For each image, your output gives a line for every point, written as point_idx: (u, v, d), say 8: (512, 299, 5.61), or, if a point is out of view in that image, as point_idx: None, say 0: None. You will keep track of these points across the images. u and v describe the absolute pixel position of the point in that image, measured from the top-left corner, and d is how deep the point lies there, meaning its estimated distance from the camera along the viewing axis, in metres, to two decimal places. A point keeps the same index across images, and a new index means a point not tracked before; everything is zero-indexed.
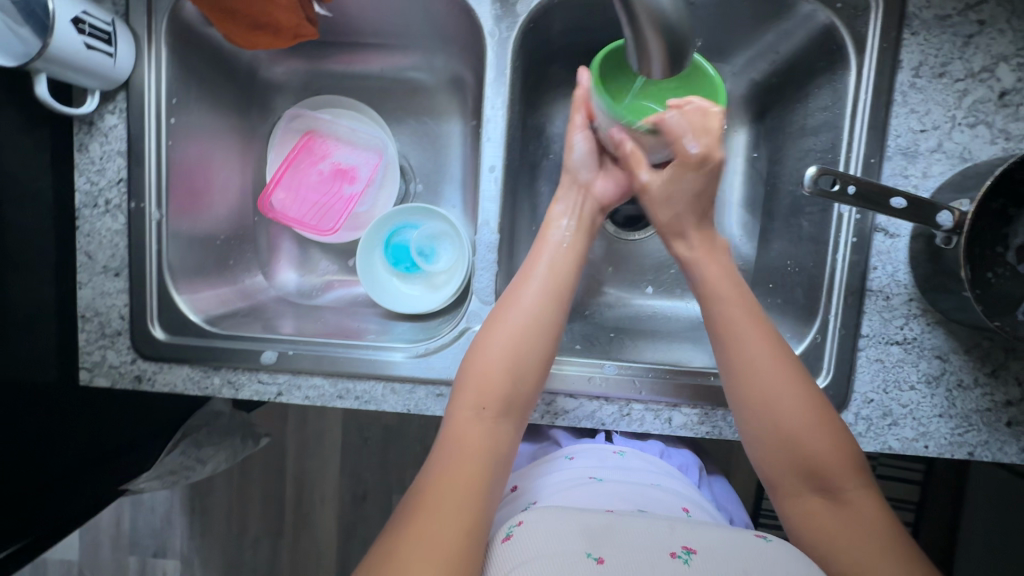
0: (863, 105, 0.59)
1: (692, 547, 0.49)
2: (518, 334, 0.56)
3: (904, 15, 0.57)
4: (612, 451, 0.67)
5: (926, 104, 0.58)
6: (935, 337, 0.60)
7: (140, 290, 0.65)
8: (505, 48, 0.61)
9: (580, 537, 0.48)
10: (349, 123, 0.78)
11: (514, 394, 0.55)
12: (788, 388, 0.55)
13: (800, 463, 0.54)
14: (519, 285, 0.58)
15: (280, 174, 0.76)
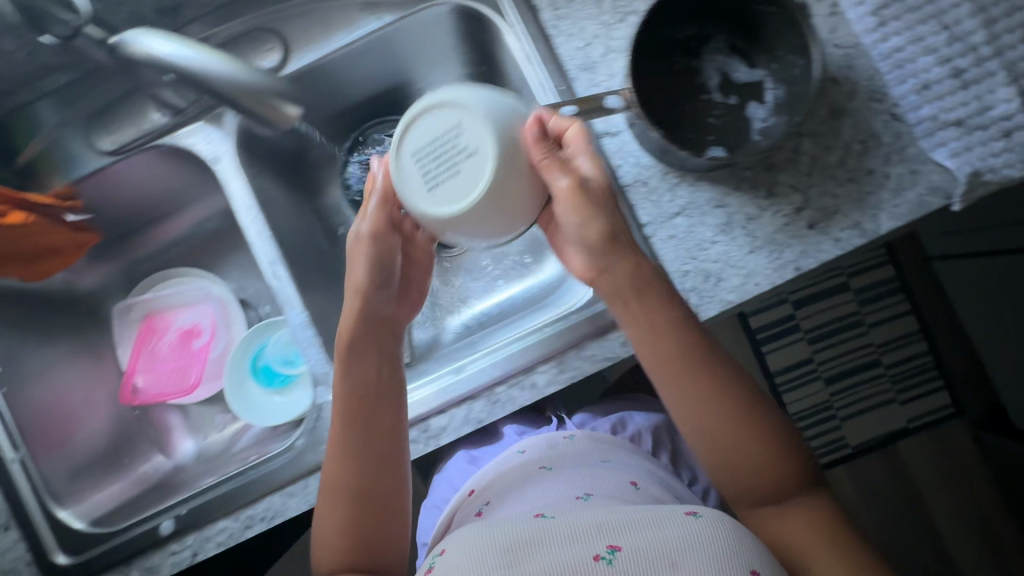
0: (531, 53, 0.66)
1: (616, 546, 0.50)
2: (356, 443, 0.60)
3: None
4: (561, 436, 0.74)
5: (577, 25, 0.65)
6: (704, 193, 0.64)
7: (30, 532, 0.66)
8: (230, 166, 0.69)
9: (498, 559, 0.51)
10: (178, 289, 0.84)
11: (367, 494, 0.60)
12: (718, 411, 0.56)
13: (745, 476, 0.56)
14: (357, 388, 0.61)
15: (134, 362, 0.81)
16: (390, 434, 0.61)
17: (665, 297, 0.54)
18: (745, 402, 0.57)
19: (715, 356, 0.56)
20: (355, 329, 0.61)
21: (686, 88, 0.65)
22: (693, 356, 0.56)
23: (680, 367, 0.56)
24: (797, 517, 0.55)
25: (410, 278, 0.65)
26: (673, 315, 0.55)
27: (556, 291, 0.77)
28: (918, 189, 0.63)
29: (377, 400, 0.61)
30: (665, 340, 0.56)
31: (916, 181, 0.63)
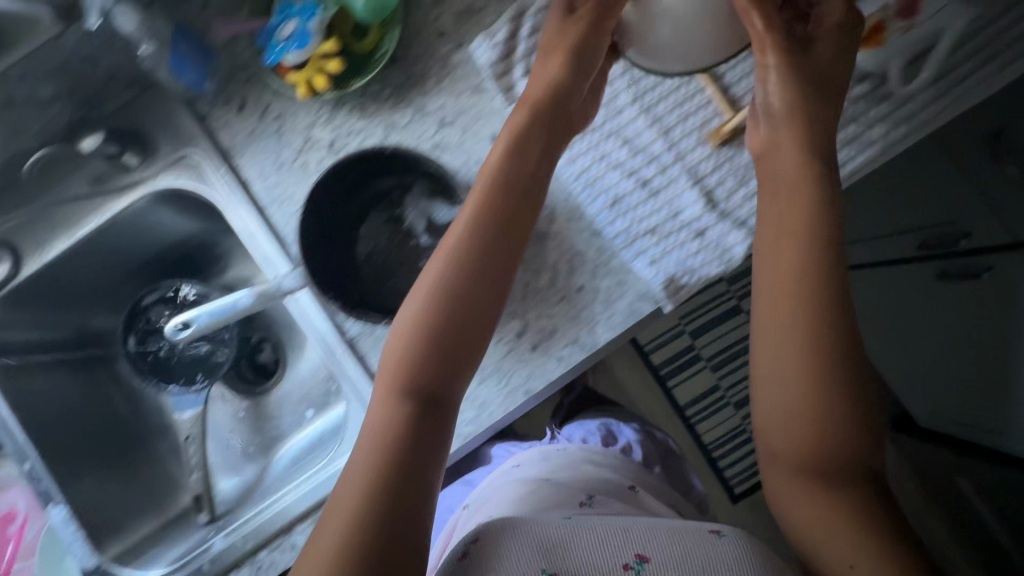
0: (244, 223, 0.68)
1: (646, 555, 0.53)
2: (422, 428, 0.49)
3: (227, 150, 0.69)
4: (512, 464, 1.09)
5: (287, 190, 0.68)
6: None
7: None
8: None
9: (539, 556, 0.53)
10: None
11: (411, 471, 0.47)
12: (814, 299, 0.53)
13: (797, 423, 0.52)
14: (434, 321, 0.53)
15: None
16: (442, 440, 0.50)
17: (801, 157, 0.57)
18: (835, 279, 0.54)
19: (829, 223, 0.56)
20: (470, 246, 0.55)
21: (397, 238, 0.68)
22: (814, 216, 0.56)
23: (788, 244, 0.56)
24: (845, 469, 0.50)
25: (502, 228, 0.56)
26: (803, 153, 0.57)
27: (332, 439, 0.80)
28: (627, 298, 0.66)
29: (449, 381, 0.52)
30: (802, 213, 0.56)
31: (625, 291, 0.66)
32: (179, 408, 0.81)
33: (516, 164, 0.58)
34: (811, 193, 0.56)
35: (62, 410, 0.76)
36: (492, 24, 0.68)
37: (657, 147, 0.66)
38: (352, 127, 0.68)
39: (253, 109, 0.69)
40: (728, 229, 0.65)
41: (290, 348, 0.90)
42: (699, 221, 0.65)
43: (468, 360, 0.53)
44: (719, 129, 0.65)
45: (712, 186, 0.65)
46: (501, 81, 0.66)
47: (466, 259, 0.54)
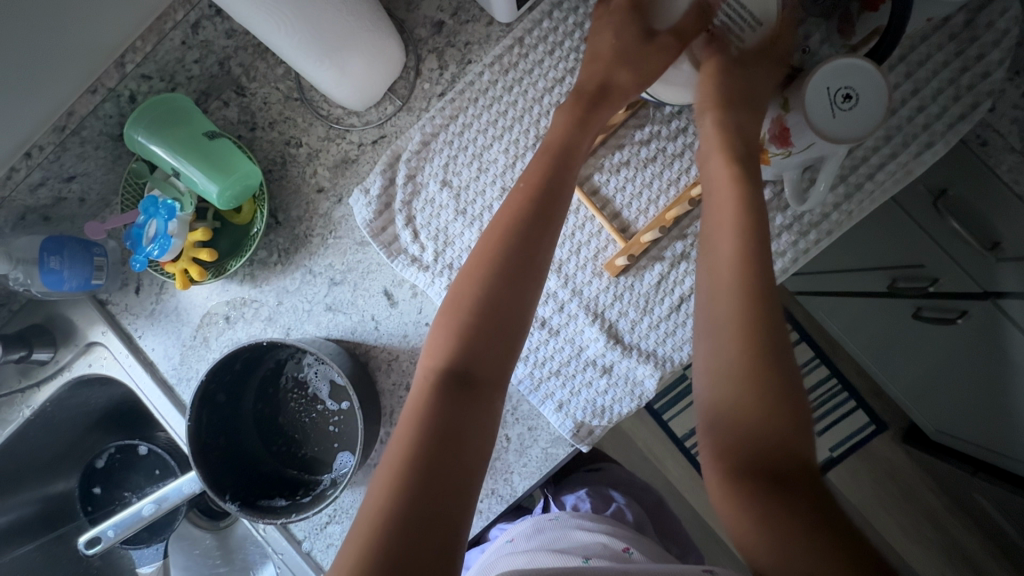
0: (158, 407, 0.69)
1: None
2: (441, 482, 0.42)
3: (131, 334, 0.70)
4: (505, 541, 0.76)
5: (193, 369, 0.69)
6: (348, 496, 0.66)
7: None
8: None
9: None
10: None
11: (410, 535, 0.39)
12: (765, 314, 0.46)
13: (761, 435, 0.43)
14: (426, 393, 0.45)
15: None
16: (464, 504, 0.42)
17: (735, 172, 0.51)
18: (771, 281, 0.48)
19: (765, 245, 0.48)
20: (468, 313, 0.48)
21: (302, 402, 0.67)
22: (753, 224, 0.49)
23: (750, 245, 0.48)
24: (796, 511, 0.40)
25: (513, 257, 0.50)
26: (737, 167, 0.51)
27: None
28: (541, 444, 0.63)
29: (468, 443, 0.44)
30: (748, 226, 0.48)
31: (537, 437, 0.63)
32: (139, 564, 0.88)
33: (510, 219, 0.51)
34: (748, 191, 0.50)
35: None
36: (368, 174, 0.67)
37: (552, 283, 0.63)
38: (246, 297, 0.68)
39: (149, 291, 0.69)
40: (635, 363, 0.61)
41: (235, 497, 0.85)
42: (604, 358, 0.62)
43: (482, 439, 0.45)
44: (612, 260, 0.61)
45: (613, 319, 0.62)
46: (382, 235, 0.65)
47: (462, 344, 0.47)
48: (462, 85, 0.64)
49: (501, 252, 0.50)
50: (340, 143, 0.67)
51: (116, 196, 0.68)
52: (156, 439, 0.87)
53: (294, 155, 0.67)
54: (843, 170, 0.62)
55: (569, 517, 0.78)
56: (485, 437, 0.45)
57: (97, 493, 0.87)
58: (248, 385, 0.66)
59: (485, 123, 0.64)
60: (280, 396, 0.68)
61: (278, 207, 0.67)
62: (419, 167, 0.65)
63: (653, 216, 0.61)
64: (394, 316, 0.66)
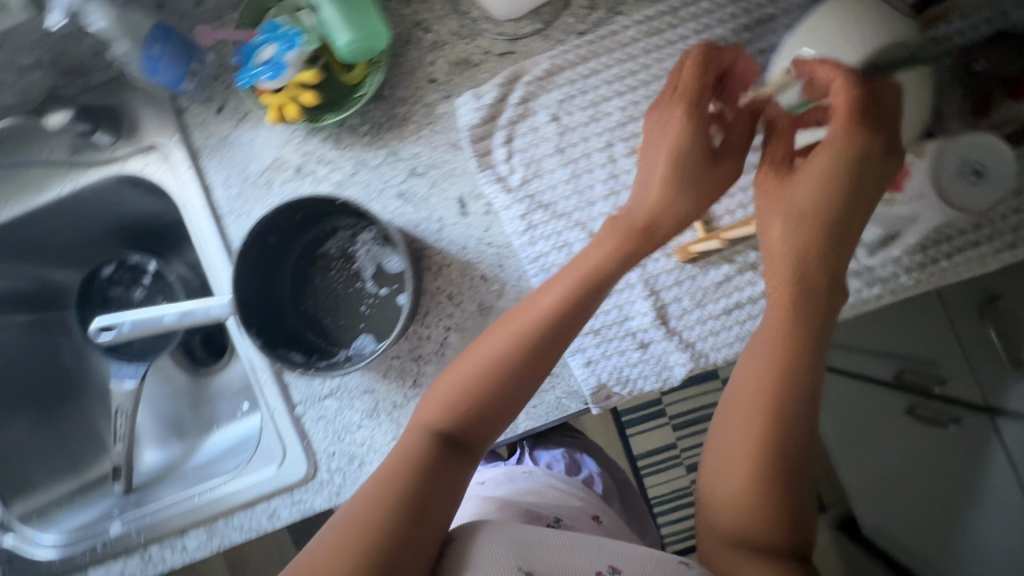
0: (200, 228, 0.69)
1: (618, 568, 0.51)
2: (442, 473, 0.48)
3: (197, 151, 0.69)
4: (476, 482, 0.78)
5: (247, 206, 0.68)
6: (355, 377, 0.66)
7: None
8: None
9: (514, 556, 0.49)
10: None
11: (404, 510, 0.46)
12: (778, 409, 0.50)
13: (761, 519, 0.48)
14: (452, 401, 0.51)
15: None
16: (456, 494, 0.48)
17: (785, 284, 0.52)
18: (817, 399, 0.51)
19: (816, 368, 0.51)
20: (528, 332, 0.52)
21: (343, 275, 0.68)
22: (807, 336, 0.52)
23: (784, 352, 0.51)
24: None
25: (584, 294, 0.53)
26: (793, 272, 0.52)
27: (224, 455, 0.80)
28: (557, 392, 0.64)
29: (473, 444, 0.51)
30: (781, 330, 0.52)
31: (555, 384, 0.64)
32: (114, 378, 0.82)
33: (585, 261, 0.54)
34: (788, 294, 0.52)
35: (3, 356, 0.79)
36: (484, 82, 0.66)
37: None
38: (324, 156, 0.67)
39: (230, 115, 0.68)
40: (672, 348, 0.63)
41: None
42: (645, 333, 0.63)
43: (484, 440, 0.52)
44: (687, 246, 0.62)
45: (666, 301, 0.63)
46: (478, 145, 0.65)
47: (508, 357, 0.52)
48: (606, 32, 0.64)
49: (576, 279, 0.53)
50: (467, 43, 0.66)
51: (231, 12, 0.66)
52: (169, 265, 0.86)
53: (419, 37, 0.66)
54: (927, 242, 0.63)
55: (543, 474, 0.80)
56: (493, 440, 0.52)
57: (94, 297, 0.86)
58: (298, 239, 0.66)
59: (614, 75, 0.64)
60: (323, 262, 0.68)
61: (386, 82, 0.67)
62: (536, 93, 0.65)
63: (740, 219, 0.62)
64: (460, 225, 0.66)
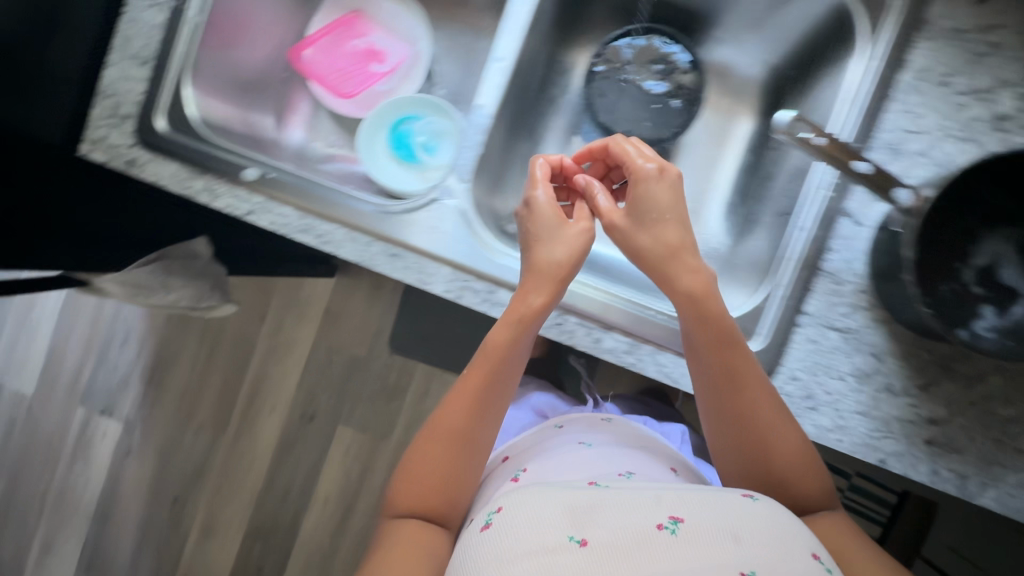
0: (868, 90, 0.60)
1: (680, 517, 0.53)
2: (445, 422, 0.63)
3: (923, 19, 0.59)
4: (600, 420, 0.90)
5: (923, 107, 0.59)
6: (874, 335, 0.61)
7: (159, 81, 0.69)
8: None
9: (562, 518, 0.53)
10: (395, 12, 0.84)
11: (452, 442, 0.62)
12: (703, 378, 0.60)
13: (780, 476, 0.59)
14: (444, 426, 0.63)
15: (318, 36, 0.82)
16: (466, 433, 0.62)
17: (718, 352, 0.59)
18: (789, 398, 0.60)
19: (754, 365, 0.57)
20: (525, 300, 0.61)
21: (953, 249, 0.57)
22: (711, 346, 0.59)
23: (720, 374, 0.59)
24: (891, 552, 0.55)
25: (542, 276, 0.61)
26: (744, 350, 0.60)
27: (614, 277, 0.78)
28: None
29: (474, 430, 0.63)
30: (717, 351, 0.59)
31: None
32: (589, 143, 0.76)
33: (637, 246, 0.61)
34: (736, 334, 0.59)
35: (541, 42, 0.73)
36: None
37: None
38: None
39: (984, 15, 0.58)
40: None
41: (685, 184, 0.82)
42: None
43: (497, 425, 0.65)
44: None
45: None
46: None
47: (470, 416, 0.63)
48: None
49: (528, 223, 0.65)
50: None
51: None
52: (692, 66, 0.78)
53: None
54: None
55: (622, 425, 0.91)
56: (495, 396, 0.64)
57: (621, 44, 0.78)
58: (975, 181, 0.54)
59: None
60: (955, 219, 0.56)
61: None
62: None
63: None
64: None
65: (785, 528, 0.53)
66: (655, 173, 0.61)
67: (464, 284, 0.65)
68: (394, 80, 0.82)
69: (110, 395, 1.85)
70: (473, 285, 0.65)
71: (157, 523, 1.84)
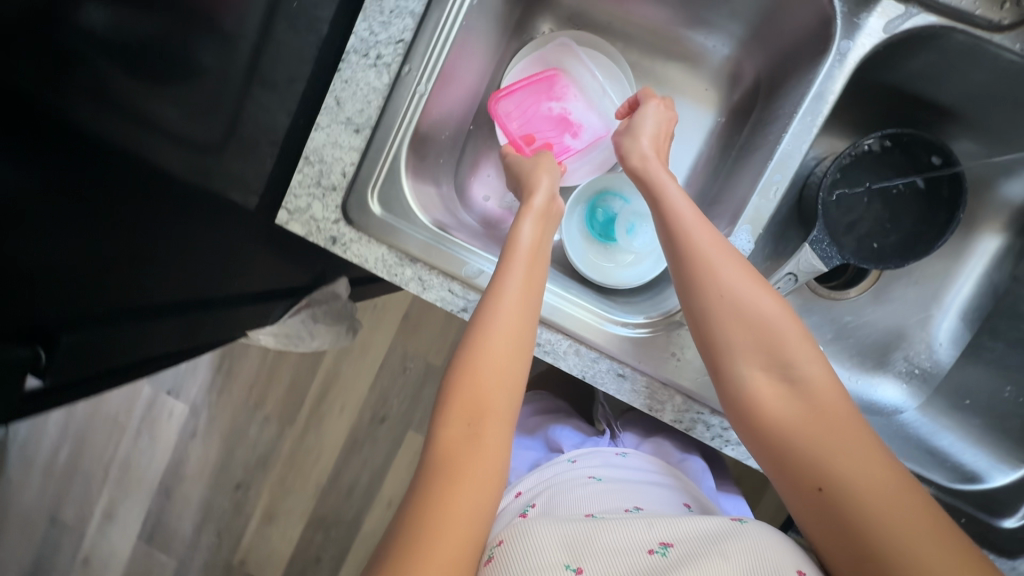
0: None
1: (670, 542, 0.48)
2: (461, 396, 0.52)
3: None
4: (613, 453, 0.71)
5: None
6: None
7: (374, 155, 0.62)
8: (842, 66, 0.56)
9: (560, 550, 0.48)
10: (602, 82, 0.77)
11: (473, 399, 0.52)
12: (735, 318, 0.53)
13: (810, 409, 0.49)
14: (468, 378, 0.53)
15: (518, 88, 0.74)
16: (479, 393, 0.52)
17: (727, 276, 0.53)
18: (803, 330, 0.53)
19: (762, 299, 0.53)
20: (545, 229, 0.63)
21: None
22: (740, 282, 0.53)
23: (739, 284, 0.53)
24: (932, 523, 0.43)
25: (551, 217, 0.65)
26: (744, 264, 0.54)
27: None
28: None
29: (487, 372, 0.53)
30: (746, 280, 0.53)
31: None
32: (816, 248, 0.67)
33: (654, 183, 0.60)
34: (743, 265, 0.54)
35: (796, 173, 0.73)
36: None
37: None
38: None
39: None
40: None
41: (896, 292, 0.76)
42: None
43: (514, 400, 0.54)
44: None
45: None
46: None
47: (502, 357, 0.54)
48: None
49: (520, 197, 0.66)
50: None
51: None
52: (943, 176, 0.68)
53: None
54: None
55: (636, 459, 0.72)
56: (498, 339, 0.54)
57: (870, 148, 0.69)
58: None
59: None
60: None
61: None
62: None
63: None
64: None
65: (760, 542, 0.48)
66: (657, 111, 0.65)
67: (696, 415, 0.61)
68: (580, 159, 0.78)
69: (178, 375, 1.64)
70: (706, 418, 0.61)
71: (218, 506, 1.64)
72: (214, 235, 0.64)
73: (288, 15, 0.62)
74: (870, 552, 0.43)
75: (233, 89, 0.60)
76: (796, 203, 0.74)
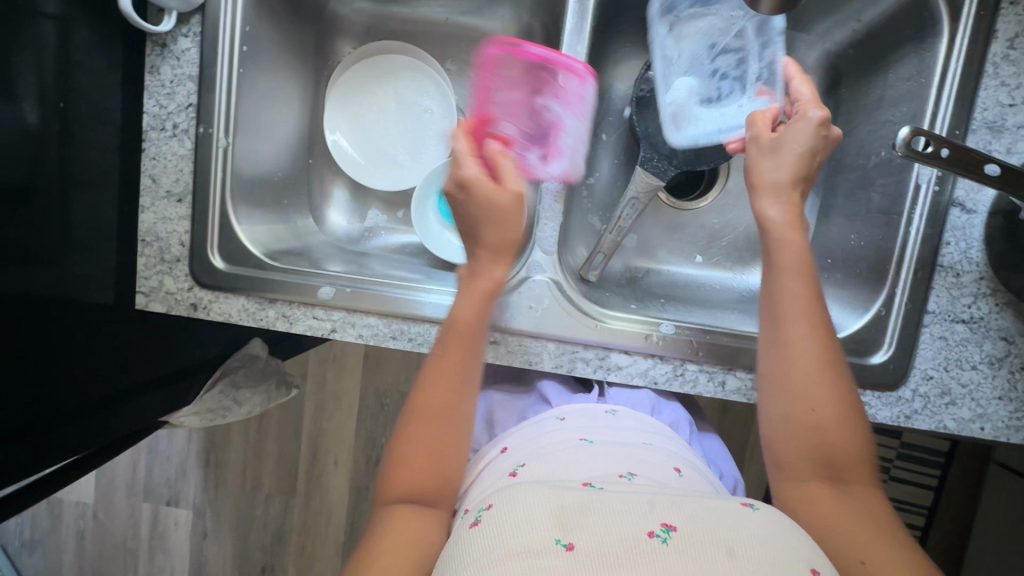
0: (952, 74, 0.59)
1: (673, 525, 0.42)
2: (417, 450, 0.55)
3: None
4: (602, 411, 0.65)
5: (1018, 77, 0.57)
6: (1004, 319, 0.59)
7: (202, 216, 0.65)
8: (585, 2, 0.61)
9: (547, 519, 0.42)
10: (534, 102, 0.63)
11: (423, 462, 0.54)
12: (796, 344, 0.54)
13: (810, 426, 0.52)
14: (416, 439, 0.55)
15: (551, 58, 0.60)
16: (430, 449, 0.55)
17: (811, 315, 0.54)
18: (842, 357, 0.55)
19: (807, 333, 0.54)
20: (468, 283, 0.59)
21: None
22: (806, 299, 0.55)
23: (814, 317, 0.54)
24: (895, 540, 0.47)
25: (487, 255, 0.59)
26: (809, 292, 0.55)
27: (708, 296, 0.75)
28: None
29: (440, 427, 0.56)
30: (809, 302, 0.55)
31: None
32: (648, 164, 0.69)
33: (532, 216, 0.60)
34: (806, 295, 0.55)
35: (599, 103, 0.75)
36: None
37: None
38: None
39: None
40: None
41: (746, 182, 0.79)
42: None
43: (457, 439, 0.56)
44: None
45: None
46: None
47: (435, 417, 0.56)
48: None
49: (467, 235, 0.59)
50: None
51: None
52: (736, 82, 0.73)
53: None
54: None
55: (629, 415, 0.65)
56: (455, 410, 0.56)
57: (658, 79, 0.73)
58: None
59: None
60: None
61: None
62: None
63: None
64: None
65: (776, 533, 0.42)
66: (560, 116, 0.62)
67: (573, 354, 0.63)
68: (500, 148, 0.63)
69: (171, 485, 1.61)
70: (582, 354, 0.63)
71: None
72: (101, 338, 0.61)
73: (84, 115, 0.57)
74: (847, 555, 0.46)
75: (47, 191, 0.55)
76: (626, 132, 0.78)
